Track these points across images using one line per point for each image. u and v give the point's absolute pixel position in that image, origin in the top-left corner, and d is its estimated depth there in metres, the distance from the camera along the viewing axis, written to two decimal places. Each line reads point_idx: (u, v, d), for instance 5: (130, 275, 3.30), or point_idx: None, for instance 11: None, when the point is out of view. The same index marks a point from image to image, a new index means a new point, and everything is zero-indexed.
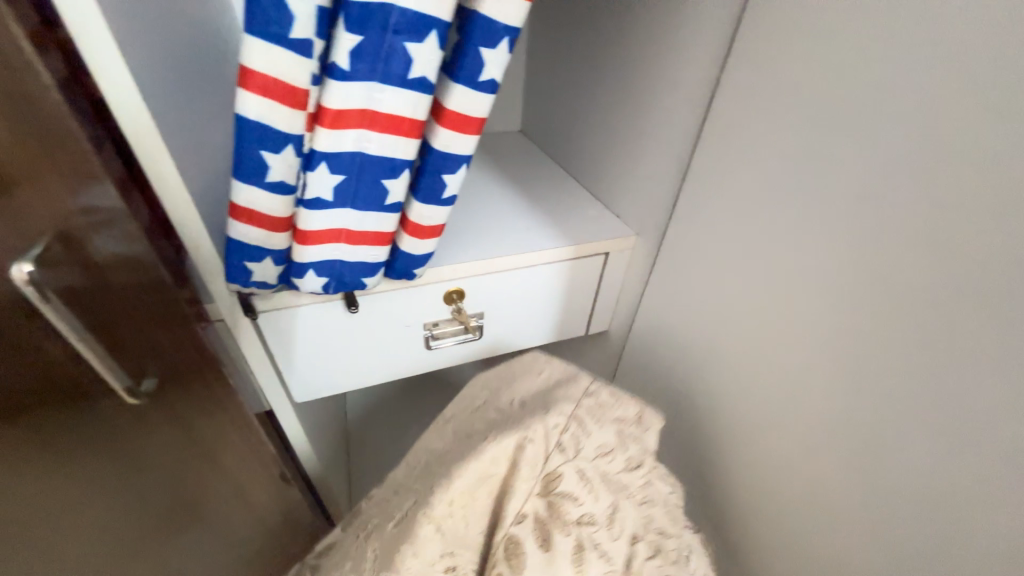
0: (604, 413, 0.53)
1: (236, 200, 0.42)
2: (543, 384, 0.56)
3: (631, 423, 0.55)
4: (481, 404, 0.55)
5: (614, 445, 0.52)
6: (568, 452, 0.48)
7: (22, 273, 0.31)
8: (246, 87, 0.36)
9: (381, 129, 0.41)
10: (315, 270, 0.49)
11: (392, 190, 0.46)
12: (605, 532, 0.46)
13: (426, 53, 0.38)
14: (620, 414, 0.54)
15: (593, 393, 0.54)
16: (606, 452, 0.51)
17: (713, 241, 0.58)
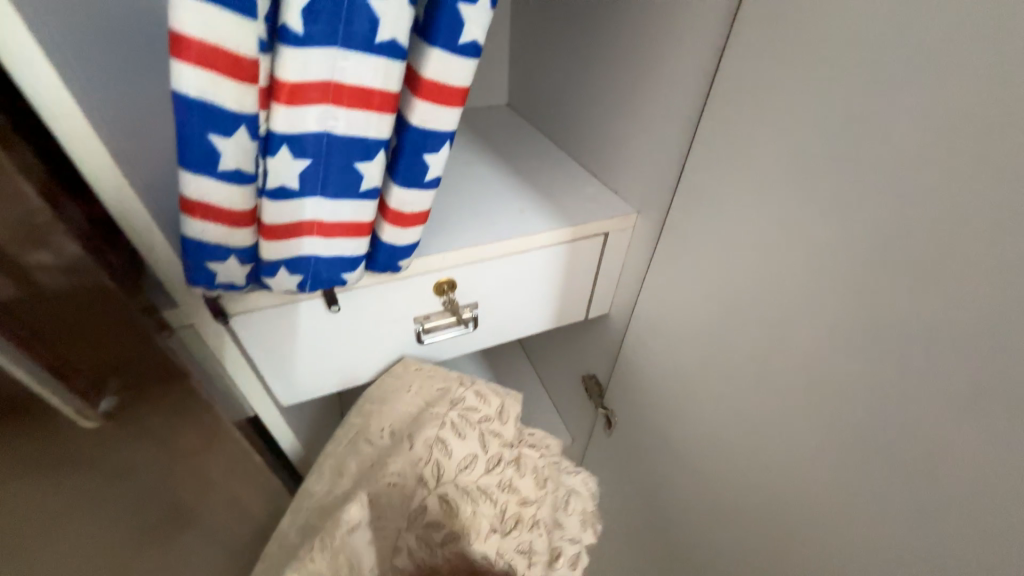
0: (457, 422, 0.58)
1: (186, 193, 0.37)
2: (410, 408, 0.62)
3: (495, 419, 0.62)
4: (358, 436, 0.63)
5: (483, 450, 0.57)
6: (423, 475, 0.53)
7: None
8: (181, 57, 0.30)
9: (347, 105, 0.36)
10: (288, 268, 0.44)
11: (367, 175, 0.40)
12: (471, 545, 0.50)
13: (393, 10, 0.33)
14: (483, 414, 0.61)
15: (459, 404, 0.61)
16: (472, 463, 0.55)
17: (722, 218, 0.53)
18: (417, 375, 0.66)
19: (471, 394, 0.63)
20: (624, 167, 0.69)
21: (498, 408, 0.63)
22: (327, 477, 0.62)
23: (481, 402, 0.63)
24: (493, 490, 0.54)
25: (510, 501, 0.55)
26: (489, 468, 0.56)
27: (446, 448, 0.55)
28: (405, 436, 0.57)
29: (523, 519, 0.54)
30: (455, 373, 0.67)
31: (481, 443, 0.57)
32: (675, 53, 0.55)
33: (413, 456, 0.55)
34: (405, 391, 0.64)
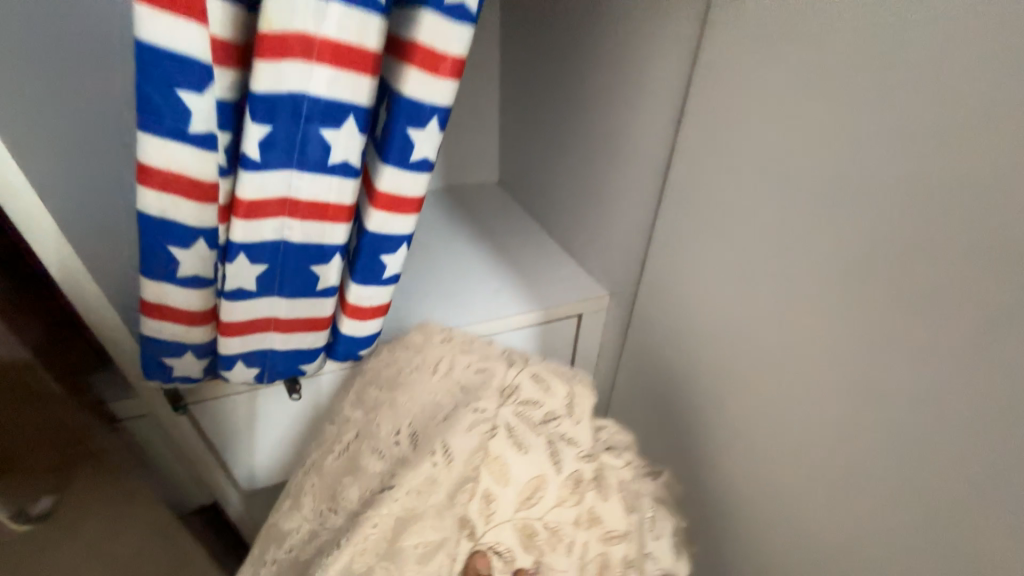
0: (514, 425, 0.44)
1: (145, 295, 0.38)
2: (439, 397, 0.48)
3: (560, 416, 0.47)
4: (356, 433, 0.49)
5: (557, 471, 0.43)
6: (467, 516, 0.40)
7: None
8: (145, 183, 0.33)
9: (303, 216, 0.38)
10: (244, 361, 0.45)
11: (322, 276, 0.42)
12: (554, 549, 0.41)
13: (344, 138, 0.36)
14: (546, 412, 0.47)
15: (510, 397, 0.46)
16: (539, 493, 0.42)
17: (687, 308, 0.53)
18: (445, 351, 0.53)
19: (527, 381, 0.48)
20: (596, 248, 0.71)
21: (567, 402, 0.48)
22: (312, 498, 0.48)
23: (542, 393, 0.48)
24: (568, 529, 0.42)
25: (591, 541, 0.42)
26: (563, 496, 0.43)
27: (503, 468, 0.42)
28: (434, 439, 0.43)
29: (609, 565, 0.42)
30: (497, 351, 0.53)
31: (551, 458, 0.43)
32: (630, 149, 0.58)
33: (454, 474, 0.42)
34: (428, 369, 0.51)
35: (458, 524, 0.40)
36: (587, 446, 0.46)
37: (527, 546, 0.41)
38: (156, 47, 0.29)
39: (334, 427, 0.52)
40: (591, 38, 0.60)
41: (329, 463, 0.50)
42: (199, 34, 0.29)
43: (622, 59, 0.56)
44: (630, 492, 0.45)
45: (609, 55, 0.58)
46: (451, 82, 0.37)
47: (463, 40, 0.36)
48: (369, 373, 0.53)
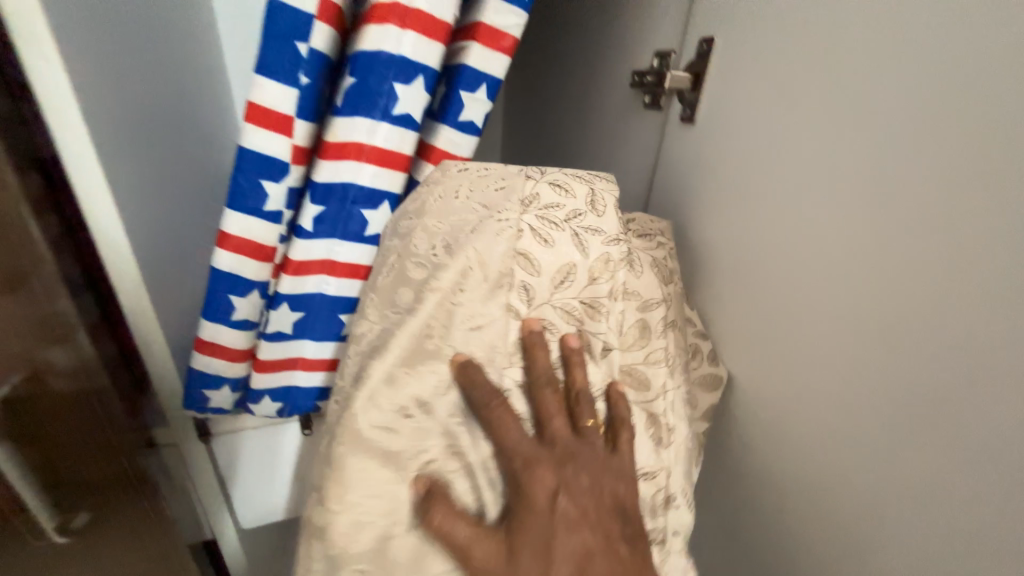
0: (537, 227, 0.38)
1: (201, 335, 0.46)
2: (460, 214, 0.41)
3: (586, 211, 0.39)
4: (394, 264, 0.42)
5: (584, 256, 0.37)
6: (511, 304, 0.36)
7: None
8: (221, 246, 0.43)
9: (339, 275, 0.47)
10: (270, 396, 0.52)
11: (348, 323, 0.50)
12: (602, 324, 0.37)
13: (378, 216, 0.46)
14: (569, 209, 0.39)
15: (534, 196, 0.39)
16: (571, 274, 0.37)
17: None
18: (462, 177, 0.44)
19: (544, 187, 0.40)
20: None
21: (589, 199, 0.39)
22: (374, 308, 0.41)
23: (563, 193, 0.40)
24: (607, 298, 0.37)
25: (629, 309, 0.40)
26: (596, 278, 0.37)
27: (531, 263, 0.36)
28: (464, 245, 0.37)
29: (652, 326, 0.40)
30: (514, 168, 0.43)
31: (577, 246, 0.37)
32: None
33: (482, 268, 0.36)
34: (452, 195, 0.43)
35: (503, 308, 0.35)
36: (616, 232, 0.38)
37: (568, 320, 0.36)
38: (252, 151, 0.40)
39: (378, 259, 0.45)
40: (578, 137, 0.73)
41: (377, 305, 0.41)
42: (285, 142, 0.40)
43: (600, 156, 0.67)
44: (664, 267, 0.45)
45: (592, 152, 0.69)
46: None
47: (471, 146, 0.48)
48: (404, 208, 0.45)
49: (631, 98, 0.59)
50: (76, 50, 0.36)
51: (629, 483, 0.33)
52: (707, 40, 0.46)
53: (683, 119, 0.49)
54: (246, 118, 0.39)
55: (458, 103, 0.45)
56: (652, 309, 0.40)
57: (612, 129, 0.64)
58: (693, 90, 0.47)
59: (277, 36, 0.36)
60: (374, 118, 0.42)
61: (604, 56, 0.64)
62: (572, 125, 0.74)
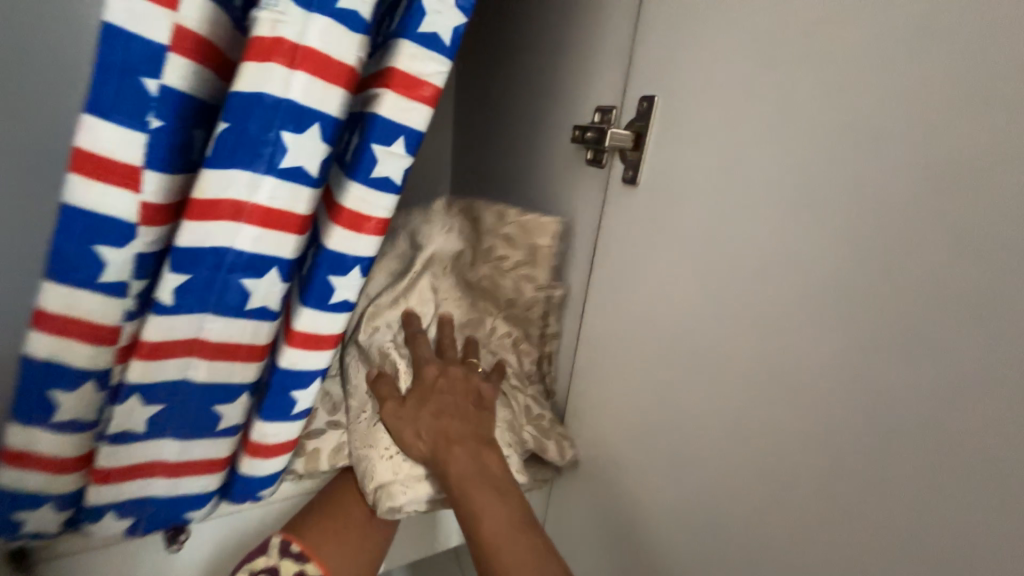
0: (496, 275, 0.54)
1: (8, 444, 0.35)
2: (459, 247, 0.56)
3: (526, 261, 0.53)
4: (406, 270, 0.54)
5: (518, 296, 0.54)
6: (474, 325, 0.57)
7: None
8: (37, 327, 0.33)
9: (211, 356, 0.38)
10: (117, 511, 0.40)
11: (225, 415, 0.41)
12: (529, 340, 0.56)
13: (265, 286, 0.38)
14: (512, 254, 0.53)
15: (505, 231, 0.53)
16: (512, 284, 0.54)
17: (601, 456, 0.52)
18: (462, 220, 0.56)
19: (505, 242, 0.54)
20: None
21: (530, 251, 0.53)
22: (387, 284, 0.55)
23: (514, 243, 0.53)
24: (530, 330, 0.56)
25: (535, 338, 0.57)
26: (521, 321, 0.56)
27: (493, 300, 0.56)
28: (472, 265, 0.56)
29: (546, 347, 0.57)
30: (496, 208, 0.54)
31: (517, 289, 0.54)
32: None
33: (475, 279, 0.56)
34: (448, 231, 0.55)
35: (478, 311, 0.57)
36: (544, 280, 0.53)
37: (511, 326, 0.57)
38: (83, 210, 0.31)
39: (382, 267, 0.57)
40: (521, 190, 0.68)
41: (385, 301, 0.54)
42: (130, 199, 0.31)
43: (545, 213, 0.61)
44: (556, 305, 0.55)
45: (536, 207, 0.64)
46: (375, 238, 0.41)
47: (388, 206, 0.40)
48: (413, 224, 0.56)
49: (574, 155, 0.54)
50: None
51: (492, 384, 0.51)
52: (648, 98, 0.44)
53: (624, 182, 0.46)
54: (73, 168, 0.30)
55: (369, 157, 0.38)
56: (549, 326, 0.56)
57: (556, 184, 0.59)
58: (635, 150, 0.44)
59: (116, 70, 0.29)
60: (256, 172, 0.34)
61: (547, 110, 0.61)
62: (515, 177, 0.70)
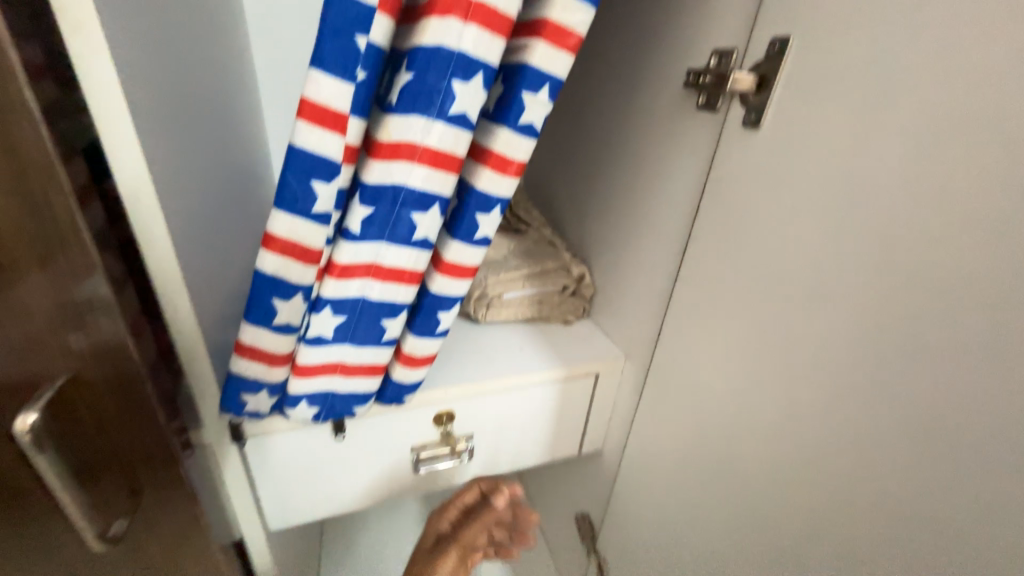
0: (545, 249, 0.84)
1: (242, 338, 0.45)
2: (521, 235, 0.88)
3: (552, 249, 0.84)
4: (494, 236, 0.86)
5: (553, 256, 0.82)
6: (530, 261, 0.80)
7: (25, 421, 0.32)
8: (267, 247, 0.41)
9: (384, 278, 0.46)
10: (308, 400, 0.50)
11: (390, 328, 0.49)
12: (564, 268, 0.81)
13: (429, 219, 0.44)
14: (548, 246, 0.85)
15: (549, 238, 0.86)
16: (548, 249, 0.84)
17: (700, 376, 0.58)
18: (522, 228, 0.91)
19: (545, 243, 0.86)
20: (613, 315, 0.77)
21: (548, 245, 0.85)
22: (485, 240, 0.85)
23: (553, 245, 0.85)
24: (564, 262, 0.81)
25: (567, 267, 0.81)
26: (555, 262, 0.81)
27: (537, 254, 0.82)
28: (525, 245, 0.85)
29: (572, 273, 0.80)
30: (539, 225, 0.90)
31: (550, 250, 0.84)
32: (651, 234, 0.66)
33: (528, 248, 0.84)
34: (509, 235, 0.89)
35: (537, 256, 0.81)
36: (561, 254, 0.82)
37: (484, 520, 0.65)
38: (305, 150, 0.38)
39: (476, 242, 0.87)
40: (618, 135, 0.71)
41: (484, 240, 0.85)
42: (338, 141, 0.38)
43: (645, 159, 0.65)
44: (572, 262, 0.81)
45: (635, 150, 0.67)
46: (514, 180, 0.46)
47: (528, 150, 0.45)
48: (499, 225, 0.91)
49: (681, 100, 0.57)
50: (115, 27, 0.34)
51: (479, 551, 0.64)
52: (779, 40, 0.44)
53: (745, 126, 0.48)
54: (300, 115, 0.37)
55: (517, 105, 0.43)
56: (568, 267, 0.81)
57: (659, 130, 0.62)
58: (759, 94, 0.46)
59: (336, 29, 0.34)
60: (430, 118, 0.39)
61: (651, 54, 0.63)
62: (611, 123, 0.72)
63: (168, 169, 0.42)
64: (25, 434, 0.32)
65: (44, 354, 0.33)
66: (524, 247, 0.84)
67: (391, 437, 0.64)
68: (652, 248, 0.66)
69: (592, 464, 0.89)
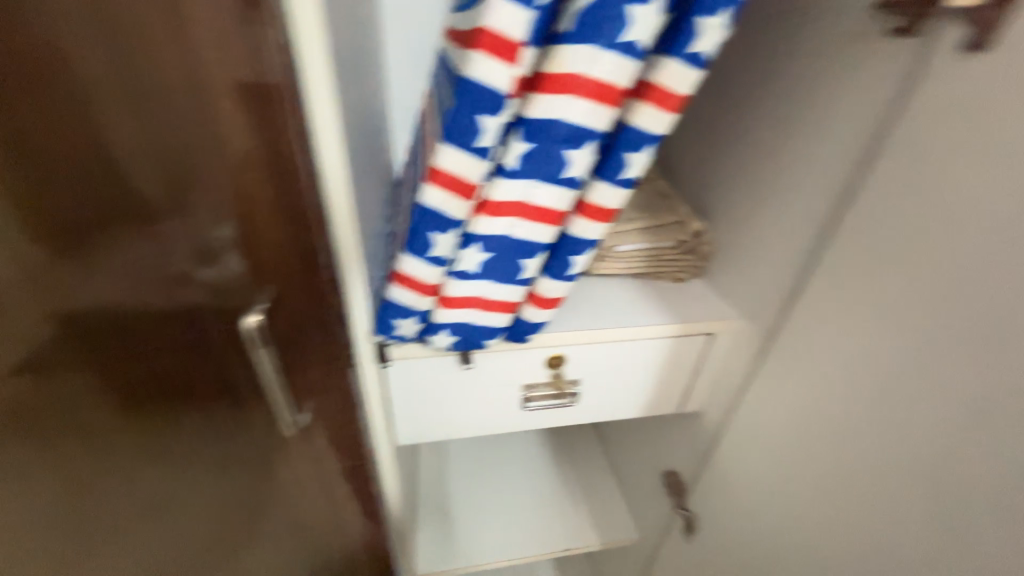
0: (661, 202, 0.79)
1: (400, 268, 0.49)
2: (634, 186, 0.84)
3: (669, 202, 0.79)
4: None
5: (669, 209, 0.77)
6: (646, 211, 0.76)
7: (251, 322, 0.43)
8: (431, 181, 0.44)
9: (531, 217, 0.46)
10: (448, 330, 0.55)
11: (528, 267, 0.50)
12: (681, 222, 0.76)
13: (582, 157, 0.43)
14: (664, 199, 0.80)
15: (666, 192, 0.82)
16: (663, 202, 0.79)
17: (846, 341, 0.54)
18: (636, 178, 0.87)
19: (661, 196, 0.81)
20: (732, 274, 0.74)
21: (664, 197, 0.81)
22: None
23: (669, 198, 0.80)
24: (682, 216, 0.76)
25: (685, 222, 0.76)
26: (673, 214, 0.76)
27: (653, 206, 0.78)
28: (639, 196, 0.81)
29: (689, 229, 0.76)
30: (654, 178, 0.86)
31: (667, 203, 0.79)
32: (796, 185, 0.60)
33: (642, 199, 0.80)
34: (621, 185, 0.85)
35: (653, 207, 0.78)
36: (679, 207, 0.78)
37: None
38: (477, 83, 0.38)
39: None
40: (768, 74, 0.64)
41: None
42: (509, 72, 0.38)
43: (800, 100, 0.59)
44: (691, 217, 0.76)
45: (790, 90, 0.60)
46: (672, 117, 0.44)
47: (693, 83, 0.42)
48: None
49: (859, 29, 0.50)
50: None
51: None
52: None
53: (962, 53, 0.41)
54: (477, 46, 0.37)
55: (690, 31, 0.39)
56: (686, 222, 0.76)
57: (823, 65, 0.55)
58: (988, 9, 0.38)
59: None
60: (600, 46, 0.38)
61: None
62: (759, 61, 0.65)
63: (346, 106, 0.45)
64: (253, 328, 0.43)
65: (265, 269, 0.42)
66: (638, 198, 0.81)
67: (508, 373, 0.68)
68: (798, 202, 0.60)
69: (686, 422, 0.89)
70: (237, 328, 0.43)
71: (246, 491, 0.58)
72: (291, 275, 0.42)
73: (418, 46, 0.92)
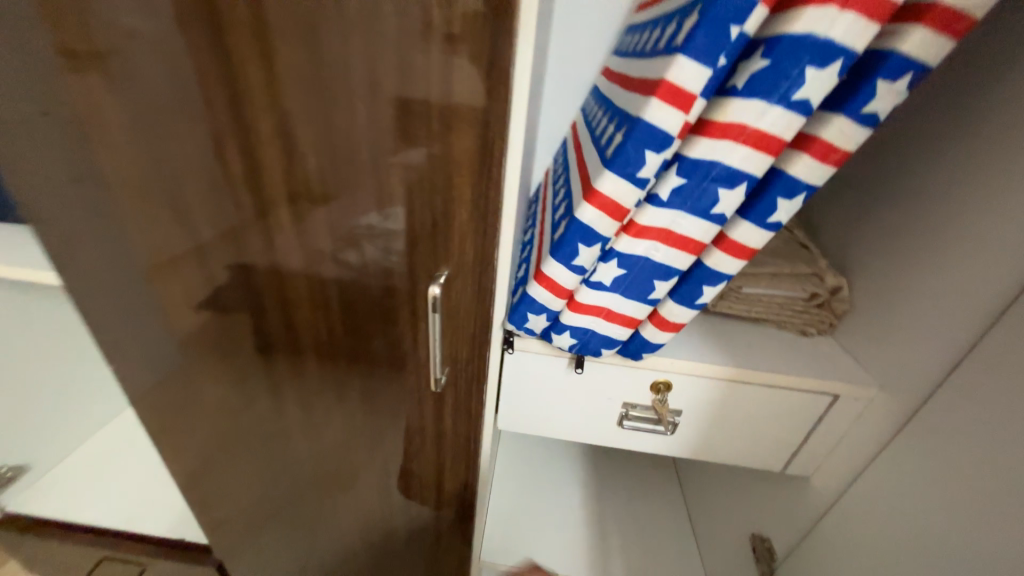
0: (801, 253, 0.78)
1: (544, 270, 0.57)
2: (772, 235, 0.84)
3: (811, 255, 0.77)
4: None
5: (810, 261, 0.75)
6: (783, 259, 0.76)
7: (433, 290, 0.56)
8: (589, 202, 0.51)
9: (671, 243, 0.51)
10: (570, 332, 0.62)
11: (657, 289, 0.55)
12: (821, 277, 0.74)
13: (731, 196, 0.47)
14: (805, 251, 0.78)
15: (805, 244, 0.80)
16: (804, 253, 0.78)
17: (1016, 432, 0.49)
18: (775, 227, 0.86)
19: (803, 248, 0.79)
20: (874, 337, 0.69)
21: (805, 250, 0.79)
22: None
23: (811, 251, 0.78)
24: (823, 270, 0.74)
25: (826, 277, 0.73)
26: (813, 267, 0.74)
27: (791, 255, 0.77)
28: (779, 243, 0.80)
29: (829, 285, 0.73)
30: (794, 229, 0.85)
31: (806, 255, 0.77)
32: (973, 251, 0.56)
33: (781, 247, 0.79)
34: None
35: (790, 256, 0.77)
36: (821, 261, 0.75)
37: None
38: (649, 124, 0.45)
39: None
40: (953, 137, 0.60)
41: None
42: (679, 118, 0.44)
43: (989, 163, 0.55)
44: (833, 274, 0.73)
45: (979, 155, 0.57)
46: (832, 169, 0.46)
47: (860, 139, 0.44)
48: None
49: None
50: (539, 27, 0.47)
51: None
52: None
53: None
54: (657, 95, 0.44)
55: (867, 93, 0.42)
56: (826, 278, 0.73)
57: (1023, 130, 0.52)
58: None
59: (717, 20, 0.40)
60: (770, 102, 0.42)
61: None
62: (942, 122, 0.62)
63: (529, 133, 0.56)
64: (434, 295, 0.57)
65: (448, 250, 0.55)
66: (777, 245, 0.80)
67: (611, 387, 0.72)
68: (973, 274, 0.56)
69: (792, 486, 0.82)
70: (421, 289, 0.59)
71: (380, 419, 0.74)
72: (464, 258, 0.55)
73: (574, 85, 1.03)
